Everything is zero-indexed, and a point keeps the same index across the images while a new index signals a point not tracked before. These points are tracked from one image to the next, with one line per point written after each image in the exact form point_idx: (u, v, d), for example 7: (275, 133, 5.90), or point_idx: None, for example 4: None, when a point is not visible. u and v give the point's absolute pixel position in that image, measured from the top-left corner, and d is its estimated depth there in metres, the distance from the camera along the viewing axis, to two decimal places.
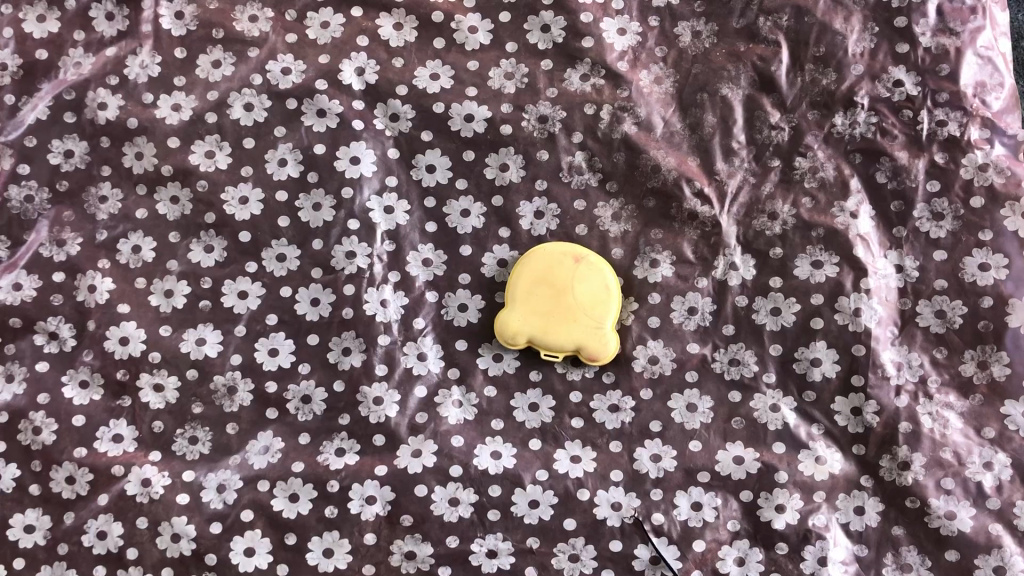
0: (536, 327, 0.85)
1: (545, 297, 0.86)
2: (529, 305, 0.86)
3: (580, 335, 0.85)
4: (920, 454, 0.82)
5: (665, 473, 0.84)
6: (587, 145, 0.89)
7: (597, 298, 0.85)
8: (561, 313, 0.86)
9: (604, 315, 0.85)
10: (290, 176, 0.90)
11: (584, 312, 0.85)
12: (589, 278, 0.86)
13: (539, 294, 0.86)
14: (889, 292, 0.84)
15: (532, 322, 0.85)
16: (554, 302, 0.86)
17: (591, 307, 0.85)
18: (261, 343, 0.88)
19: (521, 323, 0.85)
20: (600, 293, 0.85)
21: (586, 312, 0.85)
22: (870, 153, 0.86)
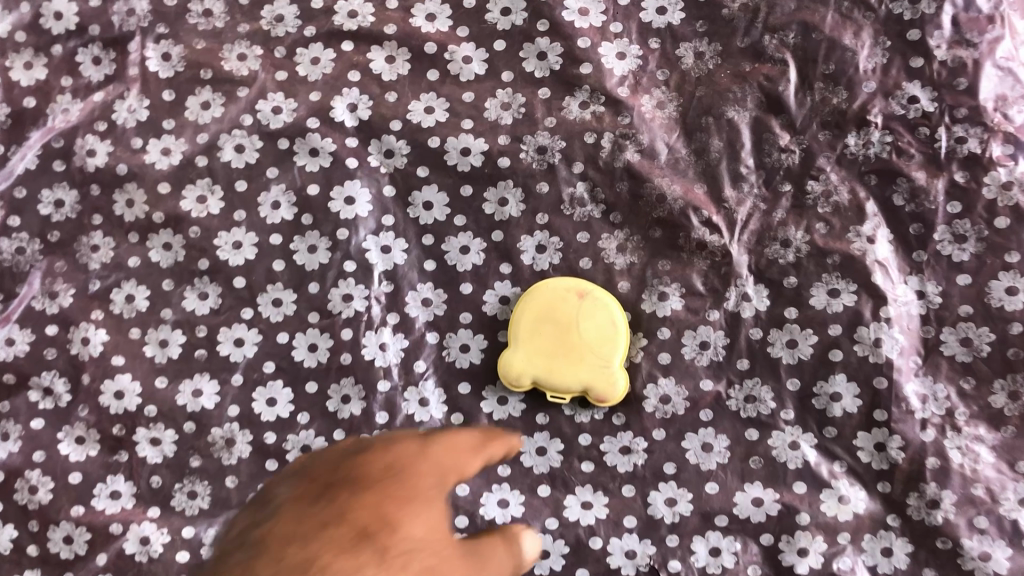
0: (541, 366, 0.82)
1: (549, 336, 0.83)
2: (532, 345, 0.83)
3: (586, 373, 0.81)
4: (950, 492, 0.77)
5: (680, 517, 0.81)
6: (589, 175, 0.85)
7: (604, 334, 0.82)
8: (567, 351, 0.82)
9: (612, 352, 0.81)
10: (284, 219, 0.87)
11: (591, 350, 0.82)
12: (594, 313, 0.82)
13: (542, 332, 0.83)
14: (911, 320, 0.80)
15: (536, 362, 0.82)
16: (558, 340, 0.83)
17: (598, 343, 0.82)
18: (259, 392, 0.86)
19: (526, 363, 0.82)
20: (606, 329, 0.82)
21: (592, 349, 0.82)
22: (885, 174, 0.81)
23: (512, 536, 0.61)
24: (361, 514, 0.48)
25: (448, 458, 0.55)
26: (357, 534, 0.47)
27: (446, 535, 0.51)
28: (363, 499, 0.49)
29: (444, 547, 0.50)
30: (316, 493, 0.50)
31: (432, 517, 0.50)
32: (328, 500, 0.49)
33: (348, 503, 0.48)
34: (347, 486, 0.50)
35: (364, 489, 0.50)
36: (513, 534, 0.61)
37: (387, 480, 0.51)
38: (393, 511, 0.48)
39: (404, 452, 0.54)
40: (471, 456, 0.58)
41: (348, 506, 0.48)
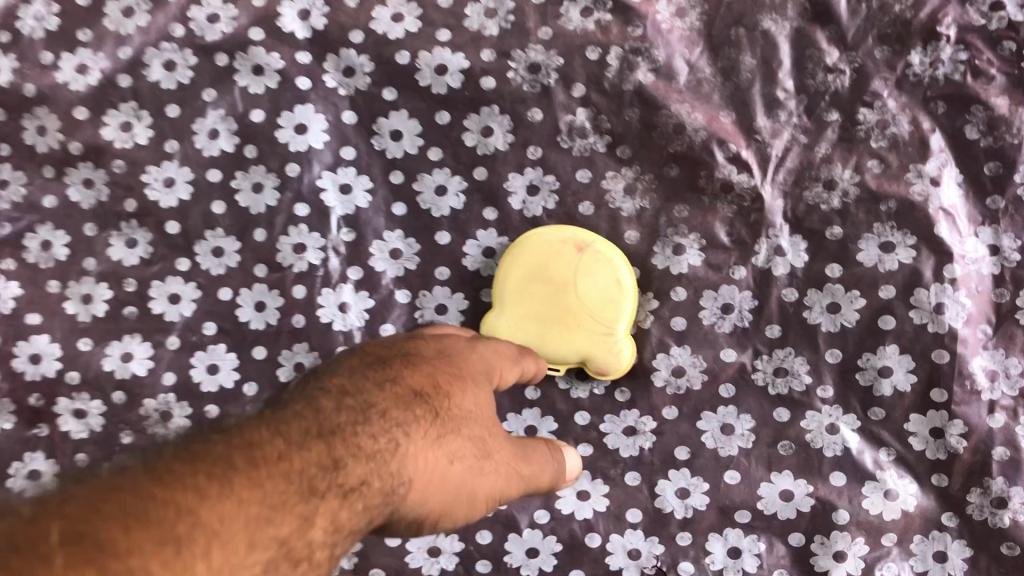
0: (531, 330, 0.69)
1: (541, 294, 0.69)
2: (520, 304, 0.69)
3: (584, 342, 0.68)
4: (1020, 489, 0.65)
5: (694, 513, 0.68)
6: (591, 100, 0.70)
7: (606, 296, 0.68)
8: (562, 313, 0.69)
9: (615, 318, 0.68)
10: (224, 151, 0.73)
11: (591, 313, 0.68)
12: (595, 271, 0.68)
13: (533, 290, 0.69)
14: (981, 282, 0.65)
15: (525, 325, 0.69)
16: (552, 300, 0.69)
17: (599, 307, 0.68)
18: (198, 357, 0.73)
19: (512, 324, 0.69)
20: (610, 291, 0.68)
21: (592, 313, 0.68)
22: (956, 100, 0.66)
23: (536, 443, 0.55)
24: (418, 376, 0.48)
25: (481, 365, 0.52)
26: (423, 393, 0.47)
27: (484, 419, 0.50)
28: (426, 370, 0.49)
29: (490, 424, 0.50)
30: (405, 366, 0.48)
31: (475, 402, 0.50)
32: (401, 364, 0.49)
33: (418, 369, 0.49)
34: (433, 364, 0.50)
35: (425, 358, 0.50)
36: (545, 448, 0.55)
37: (441, 354, 0.51)
38: (445, 383, 0.49)
39: (458, 347, 0.53)
40: (507, 368, 0.56)
41: (412, 373, 0.48)
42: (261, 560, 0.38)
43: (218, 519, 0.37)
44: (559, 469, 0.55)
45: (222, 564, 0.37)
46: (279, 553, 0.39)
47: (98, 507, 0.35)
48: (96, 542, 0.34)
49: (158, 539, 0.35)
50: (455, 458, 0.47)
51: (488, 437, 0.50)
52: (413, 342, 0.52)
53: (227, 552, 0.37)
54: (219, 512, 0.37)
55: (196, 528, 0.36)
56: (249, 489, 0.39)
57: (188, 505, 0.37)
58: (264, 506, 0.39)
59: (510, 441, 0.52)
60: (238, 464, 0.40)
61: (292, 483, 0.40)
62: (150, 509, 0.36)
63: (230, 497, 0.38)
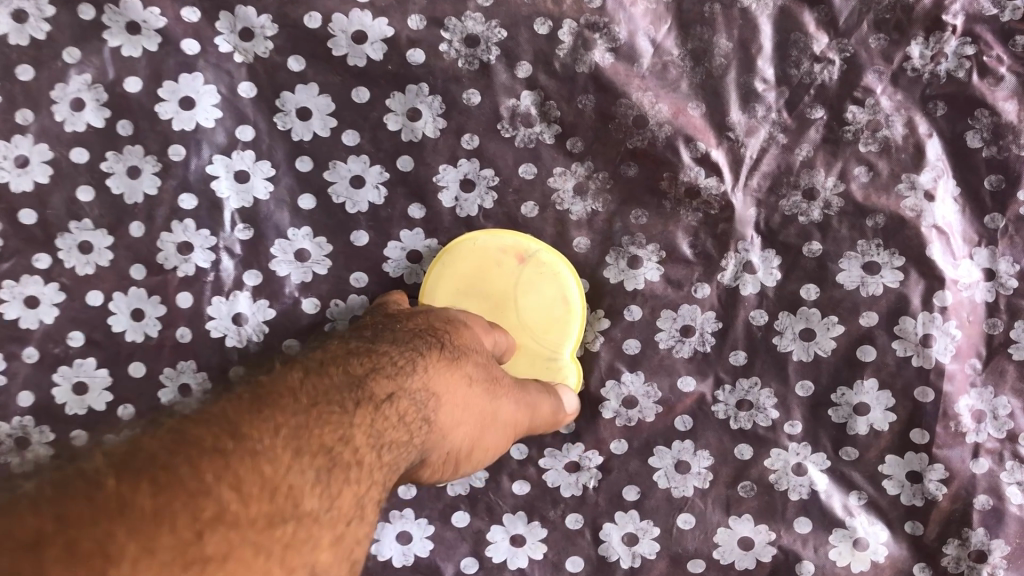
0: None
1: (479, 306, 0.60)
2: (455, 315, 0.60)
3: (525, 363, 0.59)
4: (1001, 541, 0.58)
5: (641, 561, 0.60)
6: (539, 82, 0.60)
7: (552, 312, 0.59)
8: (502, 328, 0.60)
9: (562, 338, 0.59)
10: (90, 126, 0.60)
11: (534, 330, 0.59)
12: (541, 283, 0.59)
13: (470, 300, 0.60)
14: (974, 310, 0.58)
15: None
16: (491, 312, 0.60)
17: (544, 324, 0.59)
18: (62, 374, 0.60)
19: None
20: (557, 305, 0.59)
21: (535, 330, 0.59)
22: (958, 102, 0.57)
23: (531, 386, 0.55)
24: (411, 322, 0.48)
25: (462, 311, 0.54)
26: (420, 331, 0.47)
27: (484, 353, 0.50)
28: (413, 316, 0.50)
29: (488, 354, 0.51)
30: (396, 315, 0.50)
31: (472, 337, 0.49)
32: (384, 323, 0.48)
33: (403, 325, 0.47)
34: (424, 313, 0.50)
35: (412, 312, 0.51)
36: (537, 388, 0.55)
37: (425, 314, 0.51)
38: (435, 317, 0.50)
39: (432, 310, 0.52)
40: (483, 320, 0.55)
41: (405, 316, 0.49)
42: (315, 472, 0.34)
43: (258, 437, 0.33)
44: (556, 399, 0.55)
45: (276, 478, 0.33)
46: (331, 464, 0.35)
47: (135, 449, 0.31)
48: (138, 470, 0.30)
49: (203, 453, 0.31)
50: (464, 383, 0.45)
51: (488, 370, 0.49)
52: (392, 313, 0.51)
53: (275, 467, 0.33)
54: (259, 432, 0.34)
55: (239, 451, 0.32)
56: (280, 407, 0.36)
57: (225, 429, 0.33)
58: (303, 421, 0.36)
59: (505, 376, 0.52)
60: (269, 391, 0.37)
61: (332, 401, 0.37)
62: (189, 434, 0.32)
63: (265, 414, 0.35)
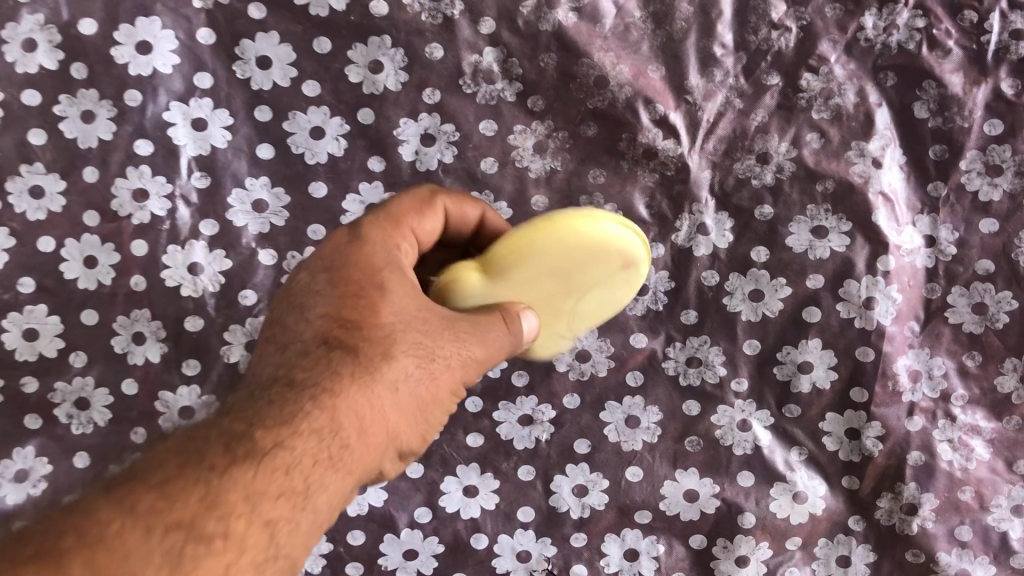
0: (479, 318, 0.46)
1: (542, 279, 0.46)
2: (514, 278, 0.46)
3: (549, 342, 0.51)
4: (931, 496, 0.61)
5: (590, 512, 0.62)
6: (501, 39, 0.60)
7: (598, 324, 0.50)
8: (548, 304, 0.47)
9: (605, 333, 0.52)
10: (43, 67, 0.58)
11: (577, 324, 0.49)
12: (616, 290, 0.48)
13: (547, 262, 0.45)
14: (914, 275, 0.60)
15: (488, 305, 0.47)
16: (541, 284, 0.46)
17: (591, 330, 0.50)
18: (11, 320, 0.60)
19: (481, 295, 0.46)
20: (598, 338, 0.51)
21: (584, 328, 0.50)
22: (908, 73, 0.59)
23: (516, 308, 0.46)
24: (353, 294, 0.41)
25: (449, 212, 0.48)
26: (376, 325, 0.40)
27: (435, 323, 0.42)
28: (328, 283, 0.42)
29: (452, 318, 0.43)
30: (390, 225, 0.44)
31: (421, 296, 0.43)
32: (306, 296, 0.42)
33: (381, 263, 0.42)
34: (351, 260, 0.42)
35: (377, 237, 0.43)
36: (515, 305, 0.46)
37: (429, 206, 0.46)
38: (340, 286, 0.41)
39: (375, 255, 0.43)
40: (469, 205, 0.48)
41: (371, 261, 0.42)
42: (166, 550, 0.33)
43: (107, 522, 0.33)
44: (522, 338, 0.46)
45: (110, 563, 0.32)
46: (186, 538, 0.33)
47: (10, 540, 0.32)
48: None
49: (44, 551, 0.31)
50: (401, 396, 0.40)
51: (451, 349, 0.42)
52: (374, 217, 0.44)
53: (113, 552, 0.32)
54: (113, 516, 0.33)
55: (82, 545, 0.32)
56: (153, 481, 0.34)
57: (76, 522, 0.32)
58: (165, 493, 0.34)
59: (481, 320, 0.44)
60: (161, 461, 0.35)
61: (203, 465, 0.35)
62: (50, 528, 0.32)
63: (124, 495, 0.34)
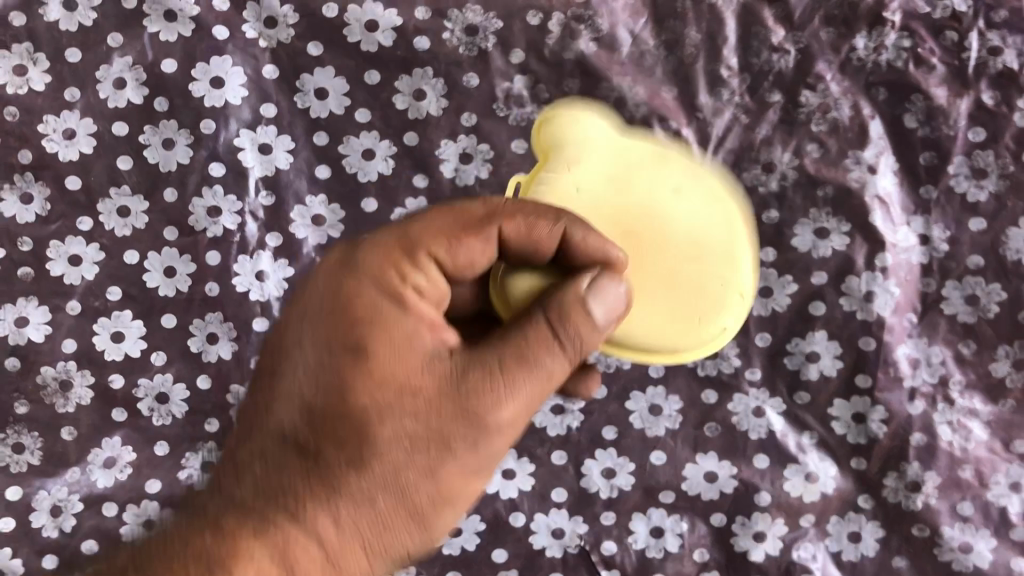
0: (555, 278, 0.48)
1: (598, 188, 0.51)
2: (569, 202, 0.51)
3: (650, 323, 0.49)
4: (934, 474, 0.66)
5: (619, 492, 0.68)
6: (530, 67, 0.67)
7: (711, 293, 0.50)
8: (634, 239, 0.50)
9: (724, 315, 0.50)
10: (131, 102, 0.67)
11: (685, 287, 0.49)
12: (699, 190, 0.51)
13: (593, 168, 0.52)
14: (911, 271, 0.66)
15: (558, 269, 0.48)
16: (603, 201, 0.51)
17: (700, 304, 0.49)
18: (101, 324, 0.68)
19: (562, 246, 0.49)
20: (746, 263, 0.51)
21: (688, 303, 0.49)
22: (897, 88, 0.66)
23: (569, 325, 0.42)
24: (329, 381, 0.42)
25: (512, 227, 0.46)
26: (351, 428, 0.41)
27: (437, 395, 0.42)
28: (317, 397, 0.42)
29: (466, 367, 0.42)
30: (372, 284, 0.43)
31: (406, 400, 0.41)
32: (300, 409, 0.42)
33: (370, 342, 0.42)
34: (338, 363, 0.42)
35: (362, 299, 0.43)
36: (577, 314, 0.42)
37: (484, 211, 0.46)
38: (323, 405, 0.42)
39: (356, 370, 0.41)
40: (540, 227, 0.45)
41: (354, 330, 0.42)
42: None
43: None
44: (578, 344, 0.42)
45: None
46: None
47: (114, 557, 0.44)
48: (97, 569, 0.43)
49: None
50: (379, 501, 0.41)
51: (481, 395, 0.41)
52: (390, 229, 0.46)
53: None
54: None
55: None
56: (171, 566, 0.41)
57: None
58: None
59: (509, 361, 0.41)
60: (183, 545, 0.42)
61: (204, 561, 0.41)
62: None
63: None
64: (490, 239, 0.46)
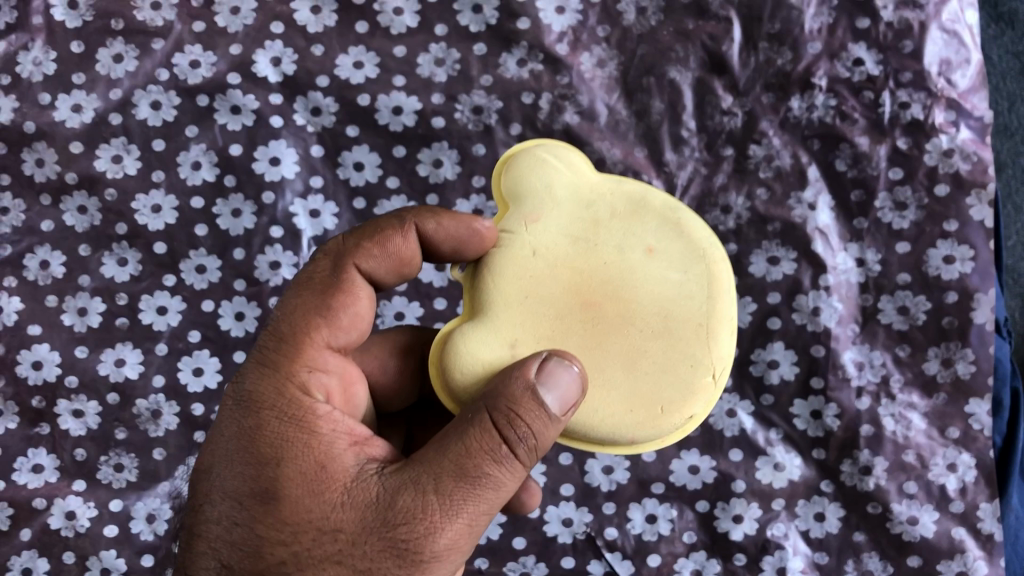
0: (498, 348, 0.49)
1: (559, 247, 0.50)
2: (526, 263, 0.50)
3: (608, 408, 0.48)
4: (882, 458, 0.78)
5: (617, 485, 0.81)
6: (526, 137, 0.82)
7: (680, 374, 0.48)
8: (593, 310, 0.49)
9: (693, 403, 0.48)
10: (205, 181, 0.83)
11: (647, 353, 0.48)
12: (678, 253, 0.50)
13: (557, 224, 0.50)
14: (850, 289, 0.80)
15: (500, 342, 0.49)
16: (564, 262, 0.49)
17: (667, 387, 0.48)
18: (184, 361, 0.82)
19: (506, 300, 0.49)
20: (725, 338, 0.49)
21: (654, 387, 0.48)
22: (828, 138, 0.80)
23: (519, 425, 0.45)
24: (263, 500, 0.47)
25: (368, 260, 0.54)
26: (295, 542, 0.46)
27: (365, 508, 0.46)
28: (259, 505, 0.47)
29: (394, 495, 0.46)
30: (271, 410, 0.49)
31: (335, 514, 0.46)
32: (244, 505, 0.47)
33: (281, 486, 0.47)
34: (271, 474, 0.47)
35: (273, 440, 0.48)
36: (528, 410, 0.45)
37: (337, 260, 0.54)
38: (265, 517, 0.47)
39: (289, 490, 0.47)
40: (393, 242, 0.54)
41: (265, 474, 0.47)
42: None
43: None
44: (530, 442, 0.45)
45: None
46: None
47: None
48: None
49: None
50: None
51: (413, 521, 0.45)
52: (283, 315, 0.53)
53: None
54: None
55: None
56: None
57: None
58: None
59: (447, 483, 0.45)
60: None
61: None
62: None
63: None
64: (357, 284, 0.53)
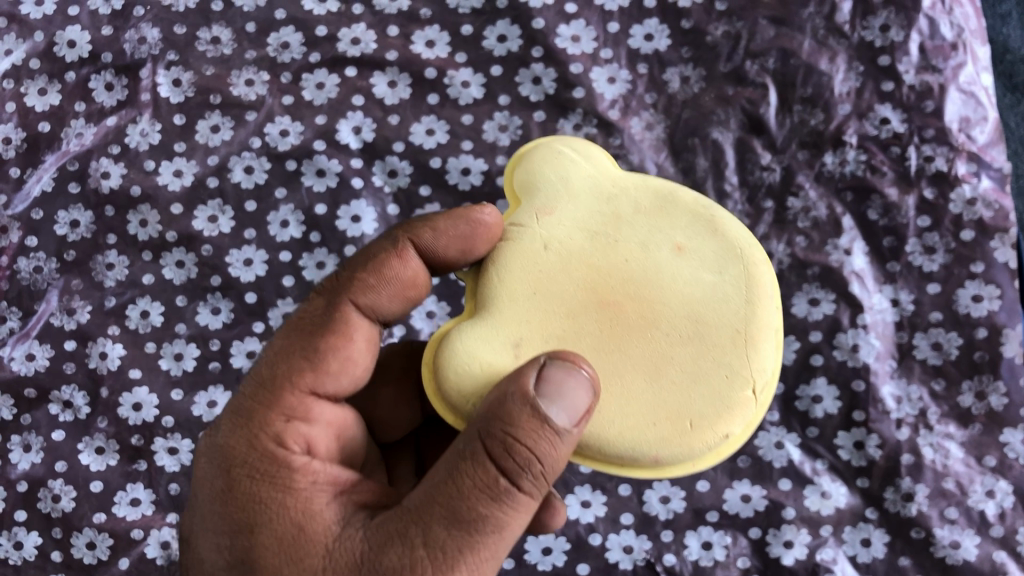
0: (503, 349, 0.53)
1: (579, 241, 0.55)
2: (541, 261, 0.54)
3: (635, 417, 0.51)
4: (923, 486, 0.83)
5: (674, 514, 0.86)
6: None
7: (711, 381, 0.51)
8: (615, 309, 0.53)
9: (730, 423, 0.51)
10: (292, 237, 0.92)
11: (672, 354, 0.52)
12: (706, 253, 0.54)
13: (573, 220, 0.55)
14: (886, 327, 0.86)
15: (507, 340, 0.53)
16: (585, 257, 0.54)
17: (697, 400, 0.51)
18: None
19: (518, 294, 0.54)
20: (765, 347, 0.52)
21: (682, 398, 0.51)
22: (860, 191, 0.88)
23: (518, 453, 0.46)
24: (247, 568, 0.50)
25: (366, 293, 0.57)
26: None
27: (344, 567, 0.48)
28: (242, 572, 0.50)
29: (377, 552, 0.48)
30: (245, 472, 0.52)
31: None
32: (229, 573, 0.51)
33: (258, 555, 0.50)
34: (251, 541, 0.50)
35: (253, 507, 0.51)
36: (530, 433, 0.46)
37: (334, 298, 0.57)
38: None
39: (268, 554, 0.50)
40: (391, 269, 0.57)
41: (244, 542, 0.50)
42: None
43: None
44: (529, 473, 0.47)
45: None
46: None
47: None
48: None
49: None
50: None
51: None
52: (264, 370, 0.55)
53: None
54: None
55: None
56: None
57: None
58: None
59: (435, 534, 0.47)
60: None
61: None
62: None
63: None
64: (353, 321, 0.56)
